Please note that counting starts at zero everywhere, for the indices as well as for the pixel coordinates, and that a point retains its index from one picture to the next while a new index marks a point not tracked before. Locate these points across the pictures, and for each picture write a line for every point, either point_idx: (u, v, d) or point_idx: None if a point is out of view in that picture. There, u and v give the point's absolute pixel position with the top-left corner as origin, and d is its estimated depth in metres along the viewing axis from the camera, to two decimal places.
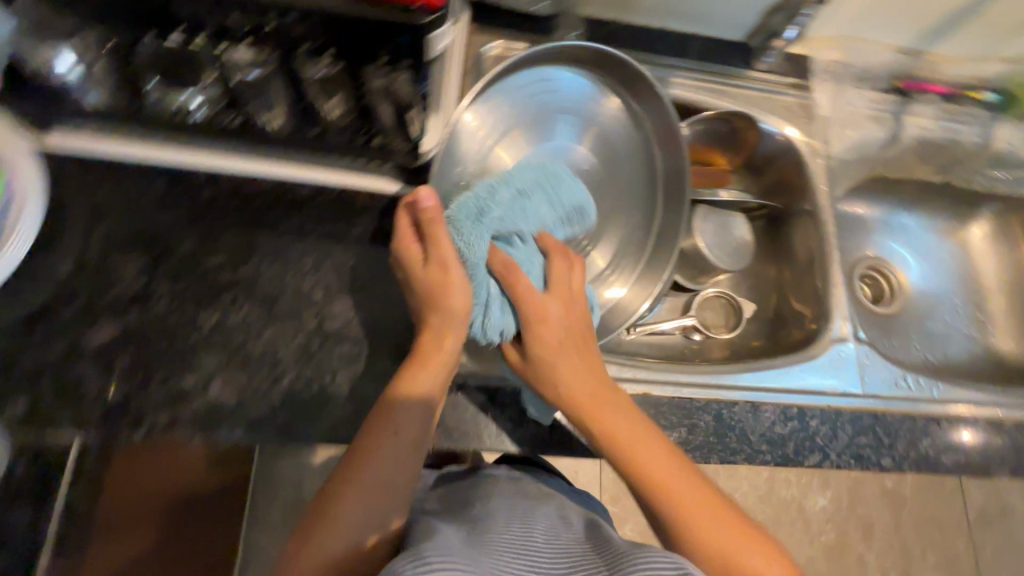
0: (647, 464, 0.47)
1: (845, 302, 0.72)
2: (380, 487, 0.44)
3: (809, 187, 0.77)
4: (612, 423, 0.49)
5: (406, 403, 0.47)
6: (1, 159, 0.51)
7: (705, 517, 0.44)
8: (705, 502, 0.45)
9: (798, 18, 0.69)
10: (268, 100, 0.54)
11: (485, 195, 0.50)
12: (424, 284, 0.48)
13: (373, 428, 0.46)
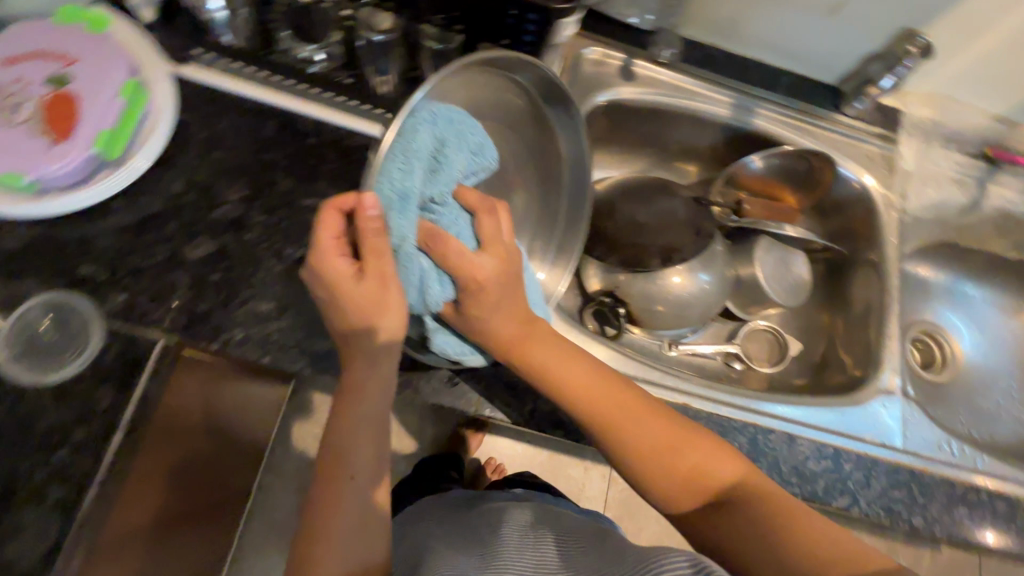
0: (585, 392, 0.51)
1: (898, 357, 0.71)
2: (361, 511, 0.46)
3: (877, 238, 0.77)
4: (546, 365, 0.51)
5: (353, 424, 0.48)
6: (145, 79, 0.56)
7: (654, 442, 0.49)
8: (654, 430, 0.50)
9: (898, 68, 0.68)
10: (383, 63, 0.58)
11: (399, 175, 0.43)
12: (350, 301, 0.44)
13: (332, 464, 0.47)
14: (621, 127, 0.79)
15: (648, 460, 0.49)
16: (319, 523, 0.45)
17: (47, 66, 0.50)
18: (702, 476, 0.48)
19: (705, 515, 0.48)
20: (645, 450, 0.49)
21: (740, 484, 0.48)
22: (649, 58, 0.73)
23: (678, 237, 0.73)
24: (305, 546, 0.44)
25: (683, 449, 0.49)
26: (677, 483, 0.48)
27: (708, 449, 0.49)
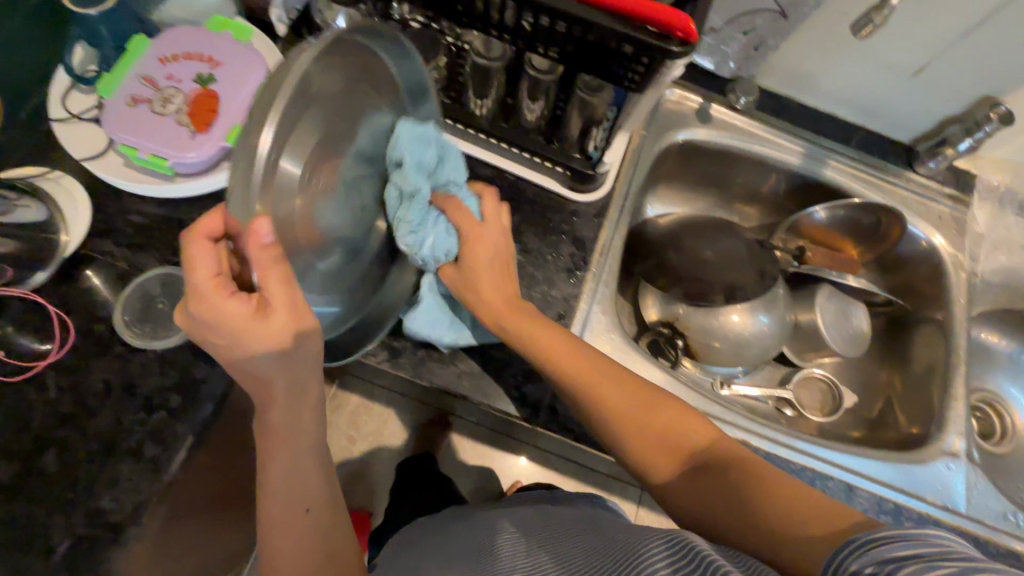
0: (556, 355, 0.52)
1: (962, 419, 0.69)
2: (325, 527, 0.46)
3: (943, 297, 0.76)
4: (523, 333, 0.53)
5: (289, 452, 0.44)
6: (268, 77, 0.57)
7: (636, 407, 0.50)
8: (632, 396, 0.51)
9: (978, 132, 0.69)
10: (483, 89, 0.64)
11: (422, 152, 0.49)
12: (246, 343, 0.38)
13: (276, 490, 0.44)
14: (690, 166, 0.82)
15: (627, 423, 0.50)
16: (281, 541, 0.44)
17: (196, 65, 0.55)
18: (680, 439, 0.49)
19: (681, 480, 0.47)
20: (625, 415, 0.50)
21: (713, 444, 0.48)
22: (726, 103, 0.76)
23: (742, 277, 0.75)
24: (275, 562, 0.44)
25: (662, 413, 0.50)
26: (653, 445, 0.49)
27: (678, 411, 0.50)
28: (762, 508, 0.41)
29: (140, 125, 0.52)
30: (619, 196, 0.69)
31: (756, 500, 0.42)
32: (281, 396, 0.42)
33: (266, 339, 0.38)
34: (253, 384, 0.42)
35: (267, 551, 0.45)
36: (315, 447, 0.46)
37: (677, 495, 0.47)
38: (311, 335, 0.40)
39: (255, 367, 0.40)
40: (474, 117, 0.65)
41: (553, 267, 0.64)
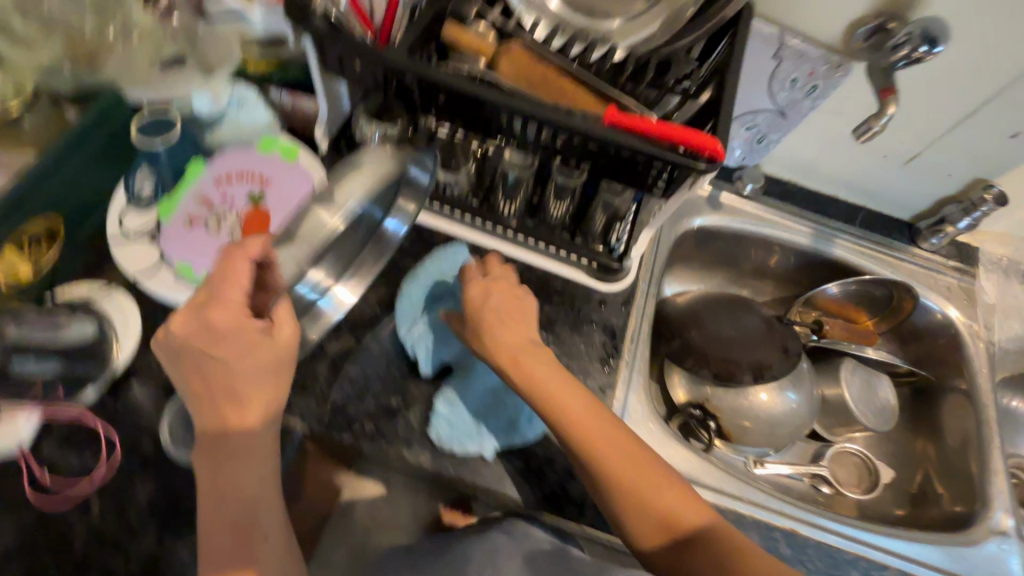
0: (568, 406, 0.51)
1: (1005, 494, 0.69)
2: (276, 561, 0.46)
3: (966, 367, 0.77)
4: (540, 381, 0.52)
5: (247, 478, 0.45)
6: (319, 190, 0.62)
7: (634, 473, 0.49)
8: (630, 458, 0.50)
9: (975, 211, 0.73)
10: (512, 191, 0.66)
11: (425, 278, 0.64)
12: (246, 358, 0.41)
13: (227, 518, 0.44)
14: (705, 248, 0.85)
15: (621, 488, 0.49)
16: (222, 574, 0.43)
17: (246, 185, 0.60)
18: (675, 508, 0.49)
19: (668, 551, 0.48)
20: (620, 482, 0.49)
21: (706, 528, 0.49)
22: (733, 190, 0.82)
23: (768, 355, 0.76)
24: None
25: (656, 480, 0.50)
26: (647, 513, 0.48)
27: (681, 493, 0.50)
28: None
29: (194, 245, 0.57)
30: (641, 285, 0.72)
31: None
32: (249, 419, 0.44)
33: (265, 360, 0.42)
34: (223, 397, 0.43)
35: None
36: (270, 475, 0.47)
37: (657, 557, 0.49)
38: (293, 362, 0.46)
39: (238, 382, 0.42)
40: (503, 216, 0.69)
41: (587, 356, 0.65)
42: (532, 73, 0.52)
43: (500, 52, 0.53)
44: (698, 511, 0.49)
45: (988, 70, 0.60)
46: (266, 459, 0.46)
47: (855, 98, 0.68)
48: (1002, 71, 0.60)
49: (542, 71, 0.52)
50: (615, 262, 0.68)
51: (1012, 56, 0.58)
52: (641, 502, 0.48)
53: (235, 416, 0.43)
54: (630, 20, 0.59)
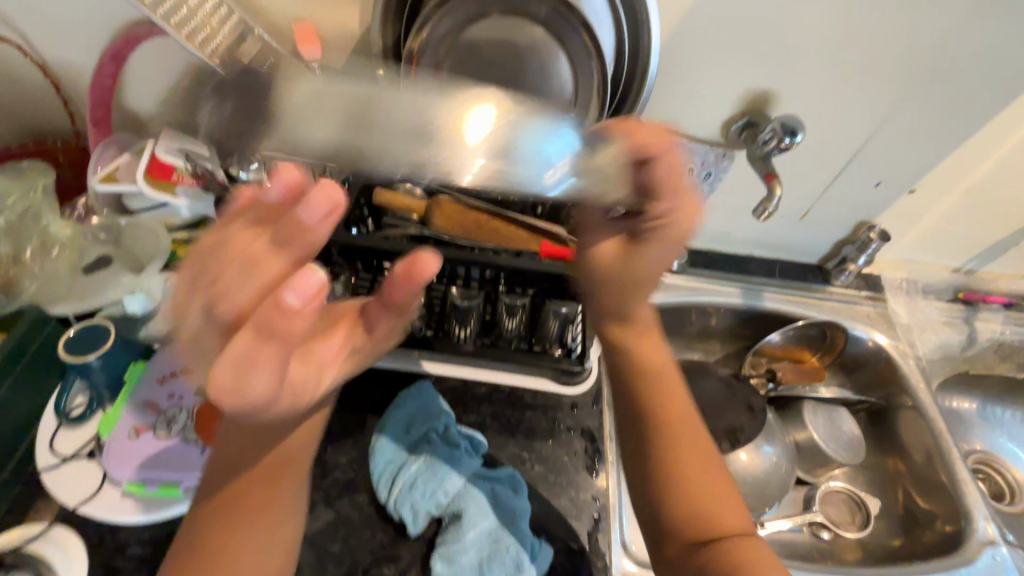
0: (670, 391, 0.52)
1: (980, 502, 0.73)
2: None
3: (906, 385, 0.84)
4: (654, 359, 0.53)
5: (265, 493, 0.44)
6: None
7: (688, 461, 0.49)
8: (696, 451, 0.50)
9: (868, 248, 0.83)
10: (464, 319, 0.67)
11: (390, 433, 0.62)
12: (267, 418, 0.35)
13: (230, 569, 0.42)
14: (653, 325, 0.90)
15: (671, 464, 0.49)
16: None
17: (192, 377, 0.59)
18: (715, 514, 0.47)
19: (697, 553, 0.46)
20: (674, 460, 0.49)
21: (740, 543, 0.46)
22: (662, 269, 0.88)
23: (738, 417, 0.78)
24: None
25: (712, 481, 0.49)
26: (682, 507, 0.48)
27: (727, 503, 0.48)
28: None
29: (147, 455, 0.54)
30: (605, 378, 0.74)
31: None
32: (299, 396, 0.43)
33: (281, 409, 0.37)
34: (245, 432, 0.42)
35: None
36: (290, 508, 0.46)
37: (675, 540, 0.47)
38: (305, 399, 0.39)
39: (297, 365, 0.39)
40: (459, 344, 0.68)
41: (573, 467, 0.65)
42: (467, 220, 0.57)
43: (433, 206, 0.57)
44: (744, 539, 0.47)
45: (839, 139, 0.71)
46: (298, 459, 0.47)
47: (743, 178, 0.78)
48: (850, 140, 0.71)
49: (475, 218, 0.57)
50: (577, 364, 0.68)
51: (853, 127, 0.70)
52: (683, 484, 0.48)
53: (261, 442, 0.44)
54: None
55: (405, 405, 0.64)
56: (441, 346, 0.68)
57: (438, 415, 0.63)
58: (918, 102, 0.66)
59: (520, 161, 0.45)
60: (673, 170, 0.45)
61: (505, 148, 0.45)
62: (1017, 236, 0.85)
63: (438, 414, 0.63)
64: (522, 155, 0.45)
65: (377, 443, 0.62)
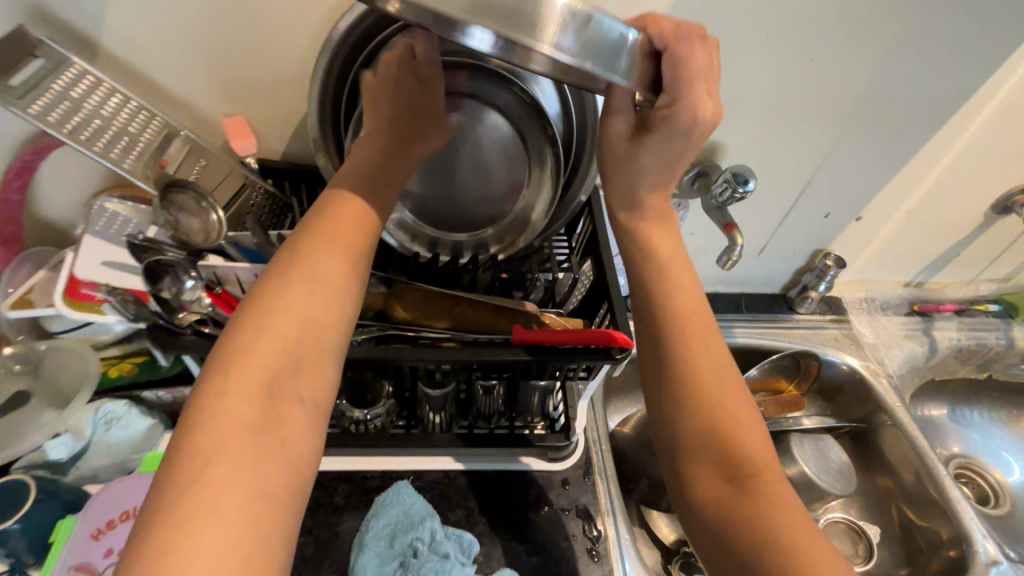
0: (681, 287, 0.46)
1: (976, 519, 0.73)
2: (308, 427, 0.33)
3: (884, 404, 0.84)
4: (666, 259, 0.47)
5: (330, 259, 0.38)
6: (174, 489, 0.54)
7: (721, 402, 0.42)
8: (729, 392, 0.43)
9: (826, 276, 0.85)
10: (436, 406, 0.62)
11: (371, 548, 0.57)
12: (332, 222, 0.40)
13: (286, 333, 0.34)
14: (631, 374, 0.88)
15: (690, 384, 0.43)
16: (248, 418, 0.31)
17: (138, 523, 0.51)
18: (732, 428, 0.41)
19: (713, 472, 0.40)
20: (687, 366, 0.43)
21: (763, 463, 0.40)
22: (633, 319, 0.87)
23: None
24: (193, 473, 0.29)
25: (743, 425, 0.41)
26: (695, 418, 0.42)
27: (748, 420, 0.42)
28: (784, 532, 0.36)
29: None
30: (593, 446, 0.70)
31: (785, 551, 0.35)
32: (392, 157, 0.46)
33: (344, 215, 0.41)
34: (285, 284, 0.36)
35: (208, 419, 0.30)
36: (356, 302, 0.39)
37: (704, 491, 0.40)
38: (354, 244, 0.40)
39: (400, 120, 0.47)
40: (434, 434, 0.64)
41: (573, 552, 0.61)
42: (433, 310, 0.53)
43: (394, 298, 0.53)
44: (776, 479, 0.39)
45: (786, 177, 0.73)
46: (371, 239, 0.41)
47: (700, 223, 0.79)
48: (796, 177, 0.74)
49: (441, 303, 0.53)
50: (564, 440, 0.64)
51: (798, 165, 0.72)
52: (698, 409, 0.42)
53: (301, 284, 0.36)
54: (499, 226, 0.63)
55: (386, 513, 0.59)
56: (416, 439, 0.63)
57: (422, 521, 0.58)
58: (854, 139, 0.69)
59: (598, 47, 0.33)
60: (686, 60, 0.38)
61: (581, 21, 0.32)
62: (957, 247, 0.89)
63: (422, 519, 0.59)
64: (595, 34, 0.32)
65: (358, 560, 0.56)
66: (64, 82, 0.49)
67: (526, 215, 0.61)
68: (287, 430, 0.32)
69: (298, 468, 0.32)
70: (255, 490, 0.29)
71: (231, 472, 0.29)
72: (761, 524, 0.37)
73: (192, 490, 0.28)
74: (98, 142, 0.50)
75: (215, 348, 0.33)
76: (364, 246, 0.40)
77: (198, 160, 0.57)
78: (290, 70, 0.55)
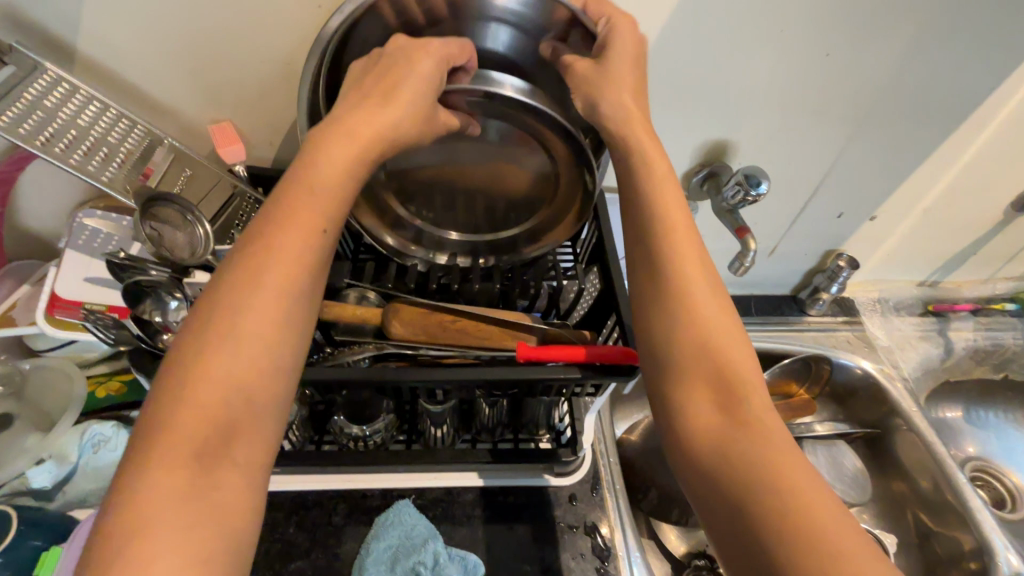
0: (670, 210, 0.43)
1: (997, 529, 0.71)
2: (246, 478, 0.32)
3: (898, 408, 0.82)
4: (668, 212, 0.43)
5: (258, 306, 0.34)
6: None
7: (717, 342, 0.39)
8: (725, 330, 0.39)
9: (839, 277, 0.82)
10: (438, 422, 0.60)
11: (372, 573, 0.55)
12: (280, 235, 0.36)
13: (211, 394, 0.32)
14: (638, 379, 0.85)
15: (682, 312, 0.40)
16: (176, 489, 0.29)
17: None
18: (724, 360, 0.38)
19: (709, 411, 0.37)
20: (677, 291, 0.41)
21: (758, 403, 0.37)
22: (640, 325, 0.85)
23: None
24: (118, 545, 0.27)
25: (734, 354, 0.38)
26: (688, 352, 0.39)
27: (741, 354, 0.39)
28: (777, 477, 0.33)
29: None
30: (601, 458, 0.68)
31: (783, 491, 0.32)
32: (346, 170, 0.39)
33: (293, 224, 0.37)
34: (224, 313, 0.34)
35: (134, 492, 0.29)
36: (293, 347, 0.36)
37: (695, 426, 0.37)
38: (302, 261, 0.36)
39: (353, 126, 0.40)
40: (436, 448, 0.62)
41: (581, 572, 0.58)
42: (434, 325, 0.50)
43: (390, 313, 0.50)
44: (771, 420, 0.36)
45: (800, 174, 0.70)
46: (310, 273, 0.37)
47: (709, 223, 0.76)
48: (812, 175, 0.70)
49: (440, 319, 0.51)
50: (573, 454, 0.62)
51: (812, 164, 0.69)
52: (689, 336, 0.39)
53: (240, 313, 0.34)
54: (495, 237, 0.62)
55: (386, 535, 0.57)
56: (417, 457, 0.61)
57: (424, 543, 0.56)
58: (871, 134, 0.65)
59: None
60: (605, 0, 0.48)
61: None
62: (973, 246, 0.86)
63: (425, 542, 0.57)
64: None
65: None
66: (37, 90, 0.46)
67: (534, 228, 0.60)
68: (225, 471, 0.31)
69: (242, 505, 0.31)
70: (185, 558, 0.28)
71: (157, 547, 0.27)
72: (753, 467, 0.34)
73: (119, 563, 0.27)
74: (74, 154, 0.47)
75: (142, 412, 0.31)
76: (299, 284, 0.36)
77: (182, 169, 0.54)
78: (277, 70, 0.52)
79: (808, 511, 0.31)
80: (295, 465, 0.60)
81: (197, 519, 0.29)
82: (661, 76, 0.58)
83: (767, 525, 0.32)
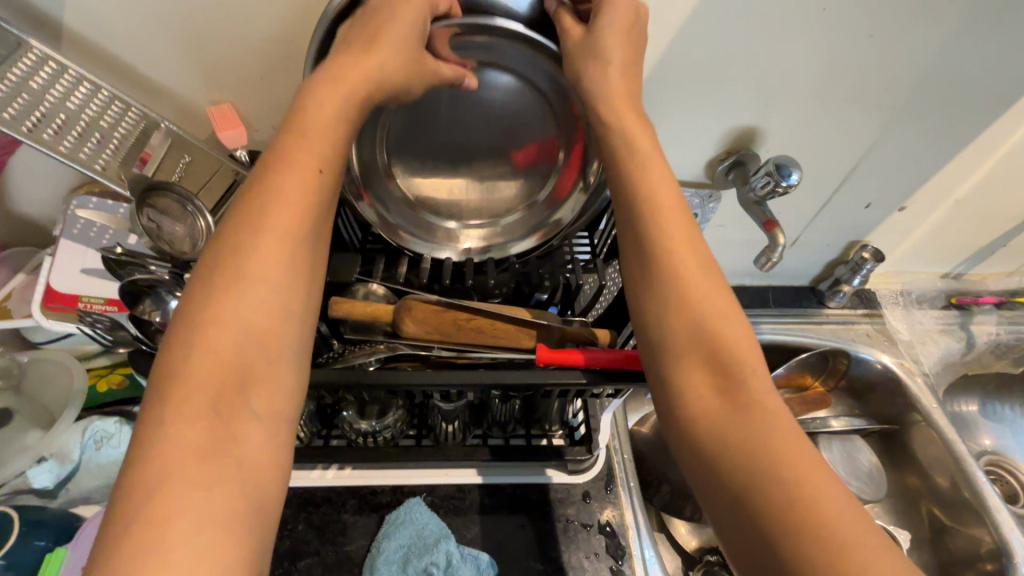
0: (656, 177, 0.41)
1: (1015, 528, 0.69)
2: (269, 432, 0.30)
3: (918, 403, 0.79)
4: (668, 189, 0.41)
5: (262, 256, 0.32)
6: None
7: (714, 319, 0.37)
8: (718, 306, 0.37)
9: (862, 269, 0.79)
10: (449, 418, 0.58)
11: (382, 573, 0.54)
12: (273, 182, 0.34)
13: (222, 348, 0.30)
14: None
15: (676, 286, 0.38)
16: (193, 444, 0.27)
17: None
18: (720, 337, 0.36)
19: (709, 392, 0.35)
20: (671, 267, 0.38)
21: (756, 381, 0.35)
22: None
23: None
24: (138, 506, 0.25)
25: (730, 329, 0.36)
26: (684, 330, 0.37)
27: (737, 329, 0.36)
28: (777, 459, 0.31)
29: None
30: (615, 456, 0.66)
31: (783, 478, 0.30)
32: (335, 113, 0.37)
33: (285, 170, 0.34)
34: (223, 266, 0.32)
35: (152, 453, 0.27)
36: (303, 297, 0.33)
37: (693, 406, 0.35)
38: (303, 206, 0.34)
39: (341, 67, 0.38)
40: (446, 443, 0.60)
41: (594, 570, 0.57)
42: (446, 323, 0.48)
43: (402, 310, 0.48)
44: (771, 399, 0.34)
45: (830, 162, 0.67)
46: (314, 217, 0.35)
47: (730, 213, 0.73)
48: (840, 163, 0.67)
49: (454, 317, 0.48)
50: (586, 453, 0.60)
51: (842, 151, 0.65)
52: (682, 314, 0.37)
53: (240, 264, 0.32)
54: (529, 202, 0.60)
55: (397, 535, 0.56)
56: (428, 453, 0.60)
57: (437, 544, 0.55)
58: (907, 121, 0.62)
59: None
60: None
61: None
62: (1002, 239, 0.83)
63: (437, 542, 0.56)
64: None
65: None
66: (21, 70, 0.44)
67: (559, 188, 0.59)
68: (245, 422, 0.29)
69: (267, 459, 0.29)
70: (209, 514, 0.26)
71: (181, 503, 0.26)
72: (755, 453, 0.32)
73: (140, 523, 0.25)
74: (64, 139, 0.45)
75: (151, 376, 0.29)
76: (305, 230, 0.34)
77: (181, 155, 0.51)
78: (273, 50, 0.48)
79: (812, 498, 0.30)
80: (307, 460, 0.59)
81: (220, 473, 0.27)
82: (687, 59, 0.54)
83: (773, 514, 0.30)
